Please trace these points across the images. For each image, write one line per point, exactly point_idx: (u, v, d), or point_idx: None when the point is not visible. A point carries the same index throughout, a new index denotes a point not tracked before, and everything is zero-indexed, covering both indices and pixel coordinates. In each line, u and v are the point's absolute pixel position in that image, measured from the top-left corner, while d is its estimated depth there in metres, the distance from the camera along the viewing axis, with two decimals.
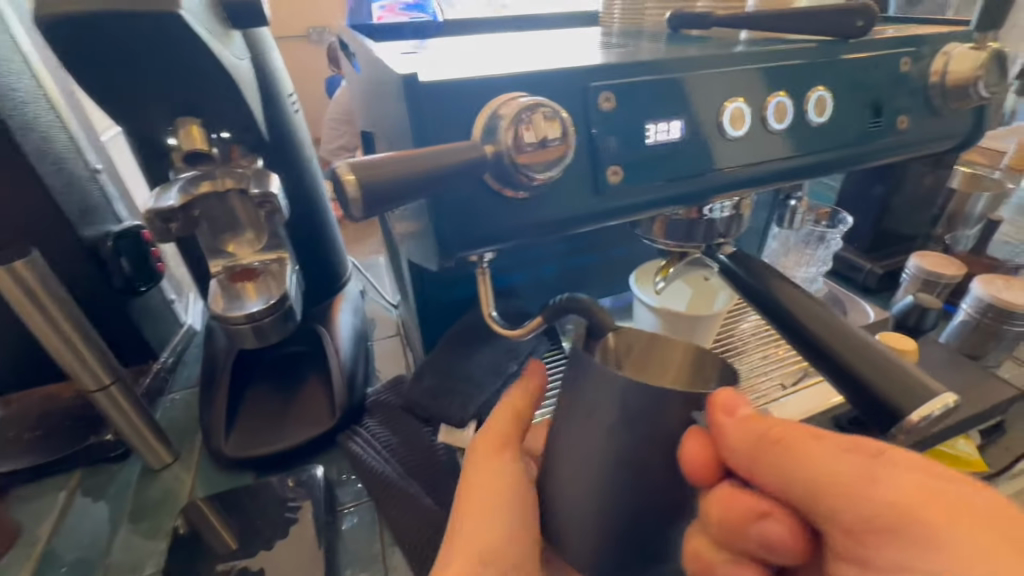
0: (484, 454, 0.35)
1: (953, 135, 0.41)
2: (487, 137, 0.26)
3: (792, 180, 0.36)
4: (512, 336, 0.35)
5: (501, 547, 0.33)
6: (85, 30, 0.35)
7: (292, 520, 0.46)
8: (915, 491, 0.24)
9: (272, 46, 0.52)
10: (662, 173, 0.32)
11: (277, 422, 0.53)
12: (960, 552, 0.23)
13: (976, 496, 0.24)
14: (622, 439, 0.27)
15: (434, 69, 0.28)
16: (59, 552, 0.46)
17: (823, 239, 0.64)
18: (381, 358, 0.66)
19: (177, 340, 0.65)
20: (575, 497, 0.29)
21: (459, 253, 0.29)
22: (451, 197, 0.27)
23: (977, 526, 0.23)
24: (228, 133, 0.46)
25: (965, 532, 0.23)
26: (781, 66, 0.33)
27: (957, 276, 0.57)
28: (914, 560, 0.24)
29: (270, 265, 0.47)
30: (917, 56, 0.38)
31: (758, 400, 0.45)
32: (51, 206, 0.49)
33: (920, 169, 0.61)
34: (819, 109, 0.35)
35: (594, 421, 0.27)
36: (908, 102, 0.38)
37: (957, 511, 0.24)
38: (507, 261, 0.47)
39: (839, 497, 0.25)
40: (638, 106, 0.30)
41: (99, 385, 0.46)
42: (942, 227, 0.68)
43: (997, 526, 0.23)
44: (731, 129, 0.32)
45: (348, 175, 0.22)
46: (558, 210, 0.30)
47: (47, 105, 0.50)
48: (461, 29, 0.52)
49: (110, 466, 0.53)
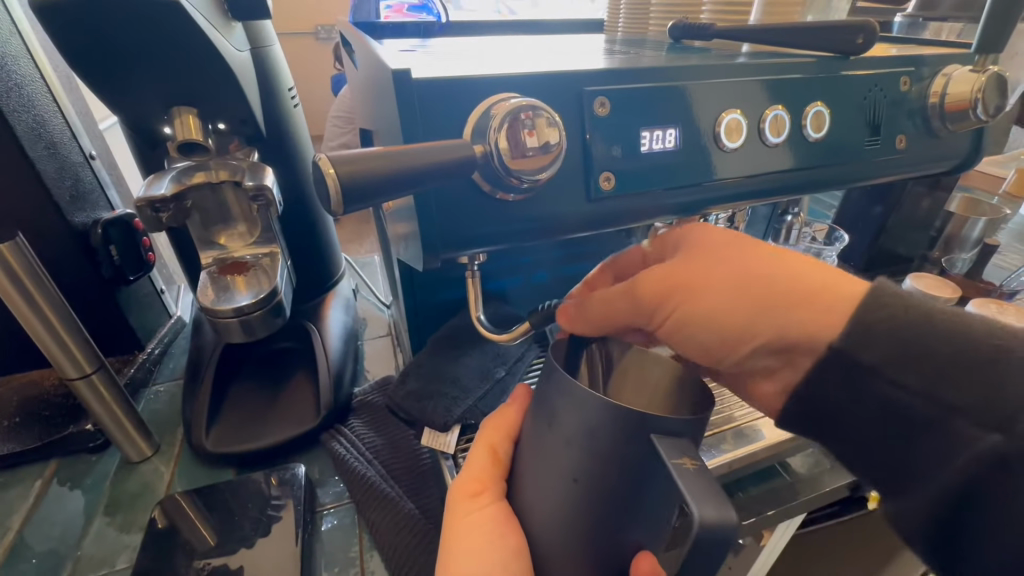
0: (464, 503, 0.31)
1: (950, 156, 0.41)
2: (478, 138, 0.26)
3: (788, 196, 0.36)
4: (499, 340, 0.34)
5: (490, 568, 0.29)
6: (77, 15, 0.34)
7: (274, 518, 0.45)
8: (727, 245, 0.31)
9: (274, 39, 0.51)
10: (656, 183, 0.31)
11: (260, 419, 0.53)
12: (757, 268, 0.30)
13: (786, 252, 0.31)
14: (577, 454, 0.27)
15: (429, 67, 0.27)
16: (30, 543, 0.45)
17: (820, 256, 0.64)
18: (371, 357, 0.66)
19: (164, 331, 0.64)
20: (543, 513, 0.29)
21: (445, 254, 0.28)
22: (440, 198, 0.27)
23: (774, 250, 0.31)
24: (224, 125, 0.46)
25: (761, 253, 0.30)
26: (780, 80, 0.33)
27: (951, 299, 0.56)
28: (720, 302, 0.30)
29: (261, 260, 0.47)
30: (917, 76, 0.37)
31: (747, 415, 0.45)
32: (41, 190, 0.49)
33: (917, 191, 0.61)
34: (816, 124, 0.35)
35: (555, 432, 0.27)
36: (907, 122, 0.38)
37: (767, 249, 0.31)
38: (498, 265, 0.47)
39: (683, 273, 0.31)
40: (632, 114, 0.30)
41: (80, 373, 0.45)
42: (939, 249, 0.68)
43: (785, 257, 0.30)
44: (728, 141, 0.32)
45: (328, 169, 0.22)
46: (548, 213, 0.29)
47: (44, 88, 0.50)
48: (464, 30, 0.52)
49: (88, 457, 0.52)
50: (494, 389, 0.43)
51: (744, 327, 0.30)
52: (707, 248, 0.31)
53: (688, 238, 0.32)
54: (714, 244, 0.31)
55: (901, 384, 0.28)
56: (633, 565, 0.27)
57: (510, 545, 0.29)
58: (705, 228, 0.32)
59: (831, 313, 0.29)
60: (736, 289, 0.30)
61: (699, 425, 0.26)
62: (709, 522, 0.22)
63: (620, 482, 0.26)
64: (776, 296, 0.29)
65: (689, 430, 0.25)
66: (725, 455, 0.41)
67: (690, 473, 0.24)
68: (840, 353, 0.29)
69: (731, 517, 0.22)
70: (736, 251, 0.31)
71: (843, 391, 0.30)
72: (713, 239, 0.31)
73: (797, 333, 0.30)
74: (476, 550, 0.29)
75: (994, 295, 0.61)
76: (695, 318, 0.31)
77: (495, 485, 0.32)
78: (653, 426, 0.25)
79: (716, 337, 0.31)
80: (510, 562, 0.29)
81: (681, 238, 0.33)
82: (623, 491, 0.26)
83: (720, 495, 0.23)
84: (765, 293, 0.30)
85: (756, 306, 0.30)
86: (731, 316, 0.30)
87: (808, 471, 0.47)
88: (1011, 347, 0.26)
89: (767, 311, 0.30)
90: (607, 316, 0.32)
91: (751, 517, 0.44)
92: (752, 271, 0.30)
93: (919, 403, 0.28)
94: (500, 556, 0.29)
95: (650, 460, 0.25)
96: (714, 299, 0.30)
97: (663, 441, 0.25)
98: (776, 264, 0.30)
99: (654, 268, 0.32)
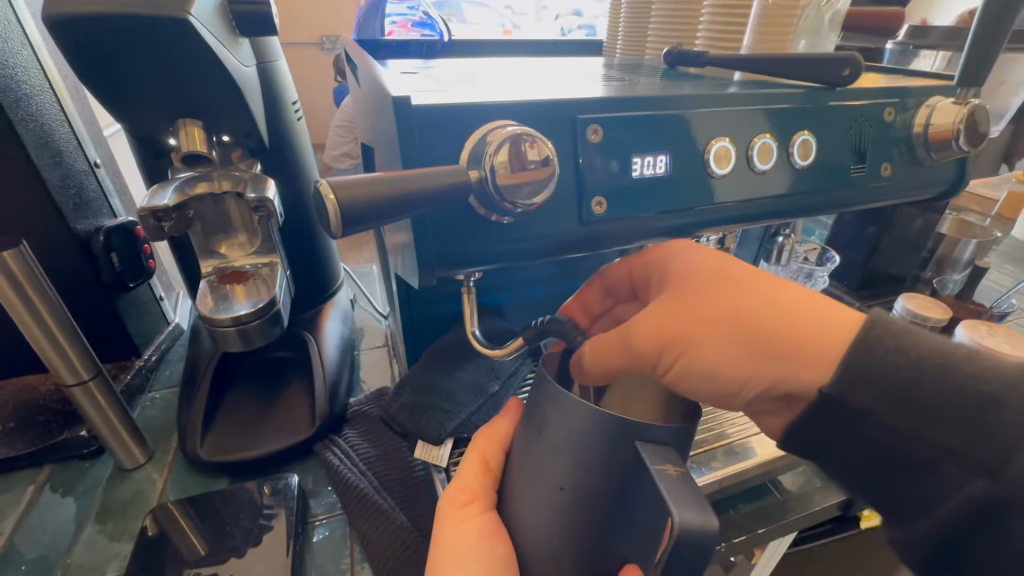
0: (452, 512, 0.32)
1: (936, 183, 0.42)
2: (474, 163, 0.26)
3: (777, 219, 0.37)
4: (493, 355, 0.35)
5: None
6: (92, 31, 0.35)
7: (266, 527, 0.45)
8: (721, 277, 0.31)
9: (279, 54, 0.52)
10: (647, 206, 0.32)
11: (257, 427, 0.53)
12: (749, 303, 0.30)
13: (773, 281, 0.31)
14: (565, 462, 0.27)
15: (429, 91, 0.28)
16: (20, 550, 0.45)
17: (812, 276, 0.66)
18: (367, 368, 0.66)
19: (162, 338, 0.65)
20: (533, 524, 0.29)
21: (441, 272, 0.29)
22: (436, 220, 0.28)
23: (762, 282, 0.31)
24: (229, 137, 0.47)
25: (749, 285, 0.31)
26: (769, 109, 0.34)
27: (942, 319, 0.57)
28: (720, 343, 0.30)
29: (261, 269, 0.48)
30: (901, 107, 0.39)
31: (740, 432, 0.45)
32: (45, 197, 0.49)
33: (909, 212, 0.62)
34: (804, 151, 0.36)
35: (542, 441, 0.28)
36: (893, 150, 0.39)
37: (754, 279, 0.31)
38: (495, 280, 0.48)
39: (684, 312, 0.30)
40: (623, 140, 0.31)
41: (77, 380, 0.45)
42: (931, 270, 0.69)
43: (772, 288, 0.31)
44: (717, 167, 0.33)
45: (328, 193, 0.23)
46: (541, 234, 0.30)
47: (52, 98, 0.51)
48: (468, 50, 0.53)
49: (81, 463, 0.52)
50: (488, 403, 0.44)
51: (745, 372, 0.30)
52: (697, 287, 0.31)
53: (676, 269, 0.32)
54: (705, 279, 0.31)
55: (896, 429, 0.29)
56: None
57: (498, 554, 0.30)
58: (697, 250, 0.33)
59: (823, 356, 0.30)
60: (731, 333, 0.30)
61: (684, 438, 0.26)
62: (690, 525, 0.22)
63: (606, 490, 0.26)
64: (766, 332, 0.30)
65: (674, 441, 0.26)
66: (714, 473, 0.42)
67: (673, 479, 0.24)
68: (833, 398, 0.30)
69: (712, 524, 0.22)
70: (725, 289, 0.30)
71: (841, 431, 0.31)
72: (701, 274, 0.31)
73: (797, 375, 0.30)
74: (464, 561, 0.29)
75: (984, 317, 0.62)
76: (696, 360, 0.30)
77: (485, 495, 0.32)
78: (640, 433, 0.25)
79: (715, 380, 0.30)
80: (497, 570, 0.29)
81: (669, 267, 0.33)
82: (608, 499, 0.26)
83: (703, 501, 0.23)
84: (761, 339, 0.30)
85: (754, 351, 0.30)
86: (732, 361, 0.30)
87: (799, 489, 0.48)
88: (999, 396, 0.27)
89: (763, 355, 0.30)
90: (607, 368, 0.30)
91: (739, 536, 0.44)
92: (742, 312, 0.30)
93: (920, 447, 0.29)
94: (488, 563, 0.29)
95: (635, 469, 0.25)
96: (711, 345, 0.30)
97: (648, 448, 0.25)
98: (768, 303, 0.30)
99: (650, 310, 0.31)
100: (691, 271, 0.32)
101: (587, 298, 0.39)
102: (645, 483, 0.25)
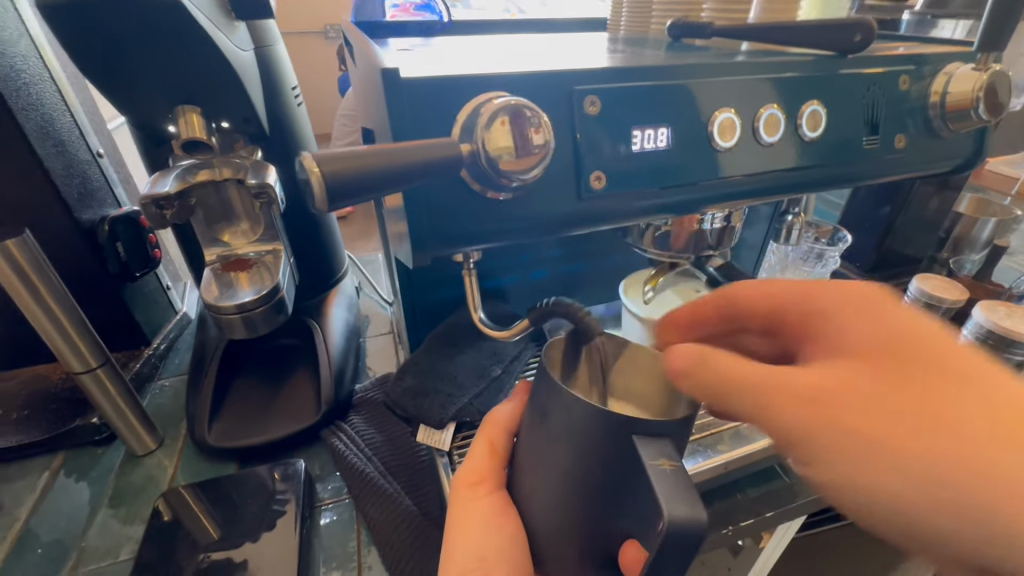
0: (463, 491, 0.32)
1: (953, 156, 0.41)
2: (466, 136, 0.26)
3: (788, 196, 0.36)
4: (500, 337, 0.35)
5: (489, 561, 0.29)
6: (80, 14, 0.34)
7: (280, 512, 0.45)
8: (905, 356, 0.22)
9: (278, 38, 0.52)
10: (649, 181, 0.31)
11: (263, 415, 0.53)
12: (951, 404, 0.20)
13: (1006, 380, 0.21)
14: (567, 448, 0.26)
15: (422, 67, 0.27)
16: (37, 533, 0.46)
17: (822, 256, 0.64)
18: (373, 355, 0.66)
19: (171, 327, 0.65)
20: (540, 507, 0.29)
21: (438, 252, 0.28)
22: (428, 195, 0.27)
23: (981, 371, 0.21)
24: (228, 123, 0.47)
25: (960, 373, 0.21)
26: (778, 78, 0.33)
27: (958, 300, 0.55)
28: (895, 455, 0.21)
29: (265, 257, 0.48)
30: (917, 74, 0.37)
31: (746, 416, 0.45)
32: (50, 189, 0.50)
33: (925, 191, 0.61)
34: (812, 123, 0.34)
35: (546, 428, 0.27)
36: (908, 121, 0.38)
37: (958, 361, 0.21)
38: (497, 263, 0.47)
39: (847, 402, 0.21)
40: (620, 112, 0.29)
41: (86, 368, 0.46)
42: (947, 250, 0.67)
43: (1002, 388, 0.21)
44: (721, 140, 0.32)
45: (313, 167, 0.22)
46: (537, 212, 0.29)
47: (53, 88, 0.50)
48: (469, 28, 0.52)
49: (94, 450, 0.53)
50: (490, 386, 0.43)
51: (918, 490, 0.20)
52: (878, 354, 0.22)
53: (840, 333, 0.24)
54: (884, 351, 0.22)
55: None
56: (621, 553, 0.26)
57: (504, 534, 0.30)
58: (877, 313, 0.23)
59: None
60: (912, 449, 0.20)
61: (685, 428, 0.25)
62: (679, 518, 0.21)
63: (606, 481, 0.26)
64: (970, 461, 0.20)
65: (671, 433, 0.25)
66: (720, 456, 0.41)
67: (667, 474, 0.23)
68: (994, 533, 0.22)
69: (703, 516, 0.22)
70: (912, 373, 0.21)
71: None
72: (889, 343, 0.22)
73: (999, 525, 0.19)
74: (474, 542, 0.30)
75: (1002, 298, 0.60)
76: (846, 474, 0.21)
77: (493, 476, 0.32)
78: (637, 426, 0.24)
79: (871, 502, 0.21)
80: (503, 548, 0.30)
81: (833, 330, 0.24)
82: (609, 488, 0.26)
83: (695, 496, 0.22)
84: (952, 444, 0.20)
85: (932, 464, 0.20)
86: (889, 452, 0.21)
87: None
88: None
89: (951, 480, 0.20)
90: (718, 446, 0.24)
91: (747, 519, 0.43)
92: (934, 410, 0.21)
93: None
94: (494, 544, 0.30)
95: (631, 464, 0.25)
96: (870, 449, 0.21)
97: (644, 442, 0.24)
98: (977, 409, 0.20)
99: (795, 378, 0.23)
100: (865, 340, 0.23)
101: (697, 312, 0.32)
102: (639, 475, 0.24)
